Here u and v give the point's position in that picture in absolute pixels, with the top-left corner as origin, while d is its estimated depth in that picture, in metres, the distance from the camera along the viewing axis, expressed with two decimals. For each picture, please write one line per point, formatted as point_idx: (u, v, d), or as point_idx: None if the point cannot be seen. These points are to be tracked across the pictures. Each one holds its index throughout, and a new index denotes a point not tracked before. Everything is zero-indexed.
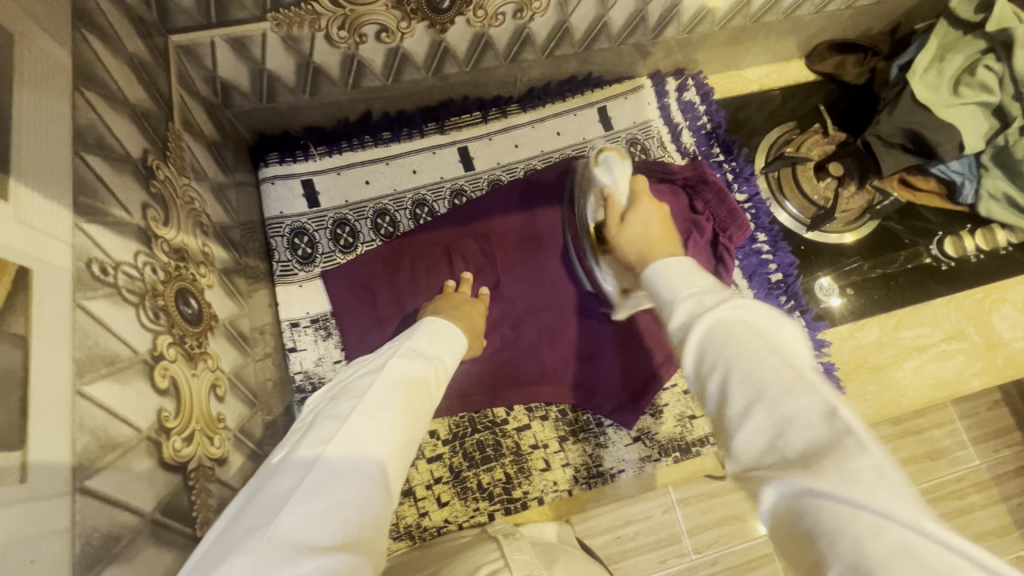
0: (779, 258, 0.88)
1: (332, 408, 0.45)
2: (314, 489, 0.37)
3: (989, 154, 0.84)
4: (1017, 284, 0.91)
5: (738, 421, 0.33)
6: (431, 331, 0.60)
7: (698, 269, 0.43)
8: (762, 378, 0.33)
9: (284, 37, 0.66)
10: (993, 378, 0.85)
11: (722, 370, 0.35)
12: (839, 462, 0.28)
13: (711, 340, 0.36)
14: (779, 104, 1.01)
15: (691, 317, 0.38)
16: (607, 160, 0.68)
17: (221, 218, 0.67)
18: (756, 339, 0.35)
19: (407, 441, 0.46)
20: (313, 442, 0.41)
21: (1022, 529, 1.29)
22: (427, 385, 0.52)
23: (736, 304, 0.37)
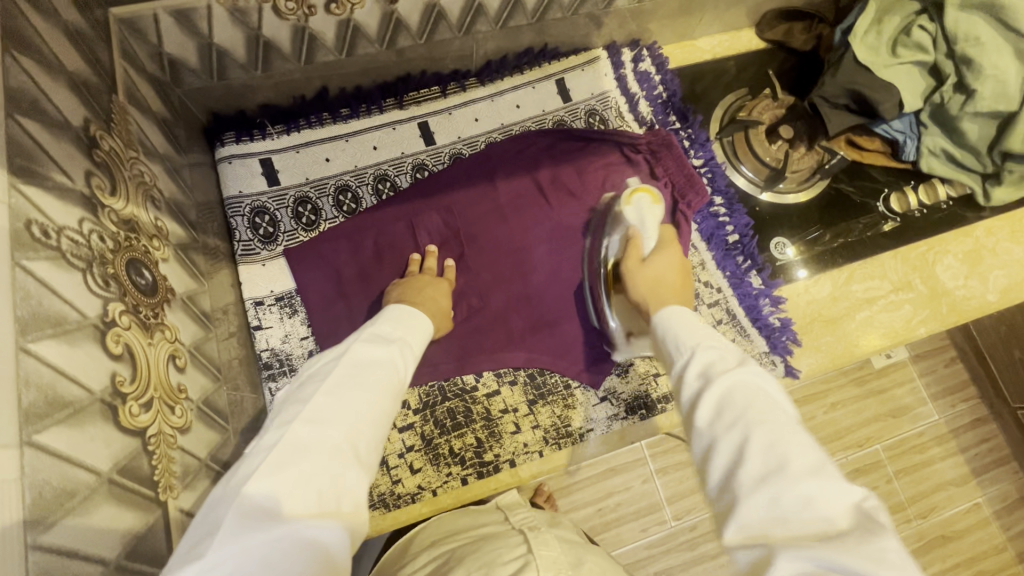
0: (735, 220, 0.92)
1: (294, 392, 0.45)
2: (278, 467, 0.38)
3: (928, 112, 0.89)
4: (959, 237, 0.95)
5: (752, 487, 0.38)
6: (395, 318, 0.58)
7: (706, 327, 0.54)
8: (784, 449, 0.39)
9: (230, 9, 0.65)
10: (938, 325, 0.89)
11: (741, 430, 0.41)
12: (861, 541, 0.33)
13: (728, 401, 0.44)
14: (734, 73, 1.03)
15: (709, 372, 0.47)
16: (639, 201, 0.76)
17: (176, 195, 0.66)
18: (773, 407, 0.43)
19: (382, 416, 0.46)
20: (275, 424, 0.42)
21: (980, 477, 1.36)
22: (396, 361, 0.52)
23: (751, 369, 0.46)
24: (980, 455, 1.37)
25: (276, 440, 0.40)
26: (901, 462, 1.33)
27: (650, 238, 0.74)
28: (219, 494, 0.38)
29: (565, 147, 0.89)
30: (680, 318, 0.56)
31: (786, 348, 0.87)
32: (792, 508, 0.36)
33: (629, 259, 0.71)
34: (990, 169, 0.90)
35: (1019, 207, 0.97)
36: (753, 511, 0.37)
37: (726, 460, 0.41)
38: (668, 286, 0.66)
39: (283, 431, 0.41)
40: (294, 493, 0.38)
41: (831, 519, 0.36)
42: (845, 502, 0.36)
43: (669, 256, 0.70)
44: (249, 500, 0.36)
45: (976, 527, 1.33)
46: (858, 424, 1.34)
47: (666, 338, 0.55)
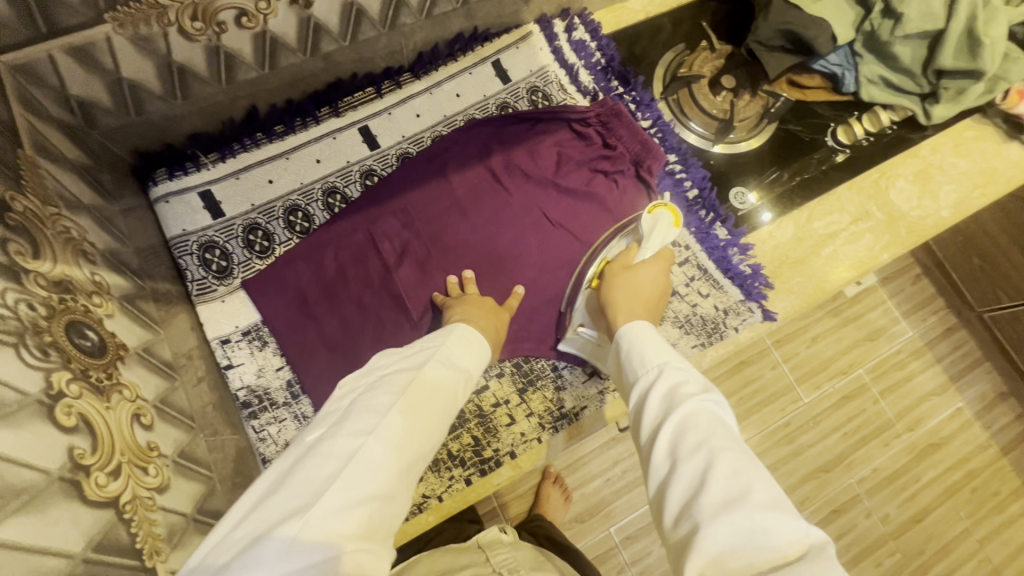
0: (692, 175, 0.92)
1: (370, 400, 0.49)
2: (350, 482, 0.43)
3: (861, 42, 0.90)
4: (907, 159, 0.97)
5: (711, 515, 0.40)
6: (464, 338, 0.61)
7: (668, 347, 0.57)
8: (741, 478, 0.42)
9: (133, 38, 0.60)
10: (900, 248, 0.92)
11: (703, 458, 0.44)
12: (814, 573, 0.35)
13: (688, 425, 0.47)
14: (671, 29, 1.01)
15: (673, 397, 0.50)
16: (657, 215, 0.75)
17: (111, 244, 0.62)
18: (733, 437, 0.46)
19: (432, 444, 0.51)
20: (353, 431, 0.46)
21: (958, 383, 1.42)
22: (456, 386, 0.56)
23: (713, 397, 0.49)
24: (955, 361, 1.43)
25: (352, 450, 0.44)
26: (885, 382, 1.38)
27: (647, 251, 0.74)
28: (289, 488, 0.42)
29: (514, 129, 0.87)
30: (646, 339, 0.59)
31: (760, 293, 0.88)
32: (747, 538, 0.38)
33: (620, 262, 0.72)
34: (927, 90, 0.93)
35: (959, 121, 0.99)
36: (710, 538, 0.39)
37: (685, 486, 0.43)
38: (640, 297, 0.68)
39: (359, 444, 0.45)
40: (355, 513, 0.42)
41: (784, 546, 0.38)
42: (797, 527, 0.39)
43: (655, 276, 0.70)
44: (318, 512, 0.40)
45: (961, 430, 1.39)
46: (840, 352, 1.38)
47: (631, 358, 0.57)
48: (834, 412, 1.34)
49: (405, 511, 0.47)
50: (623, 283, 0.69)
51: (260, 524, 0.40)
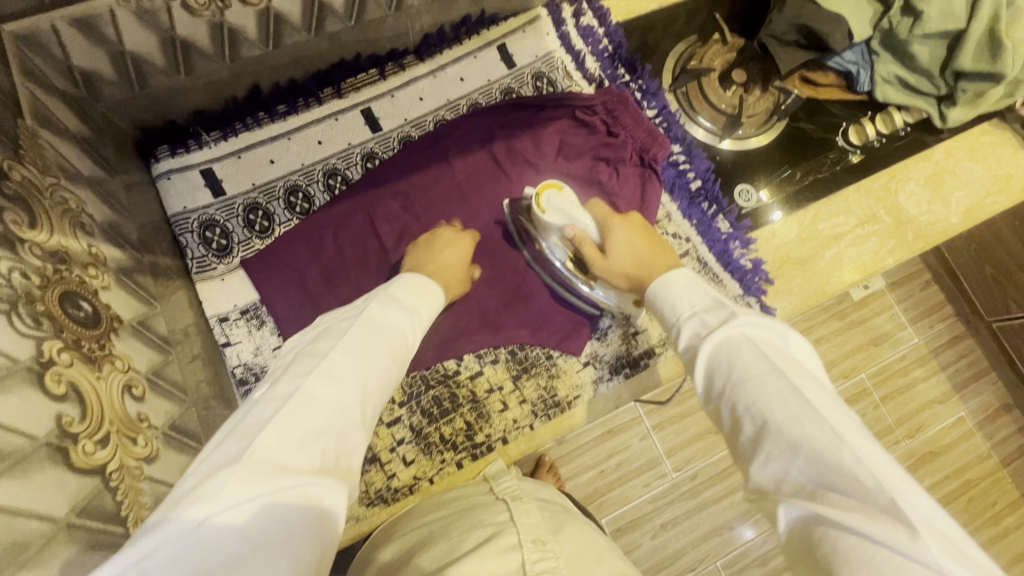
0: (696, 165, 0.90)
1: (311, 348, 0.50)
2: (295, 416, 0.43)
3: (878, 39, 0.88)
4: (920, 162, 0.95)
5: (752, 447, 0.43)
6: (408, 286, 0.62)
7: (693, 285, 0.56)
8: (765, 406, 0.42)
9: (136, 11, 0.60)
10: (905, 253, 0.90)
11: (731, 396, 0.45)
12: (855, 496, 0.36)
13: (714, 361, 0.48)
14: (684, 18, 0.98)
15: (695, 340, 0.51)
16: (549, 200, 0.72)
17: (111, 217, 0.62)
18: (762, 356, 0.45)
19: (383, 385, 0.52)
20: (292, 375, 0.47)
21: (961, 392, 1.40)
22: (402, 331, 0.57)
23: (732, 325, 0.48)
24: (959, 370, 1.41)
25: (294, 390, 0.45)
26: (887, 387, 1.37)
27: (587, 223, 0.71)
28: (232, 432, 0.42)
29: (517, 114, 0.87)
30: (668, 282, 0.58)
31: (759, 289, 0.86)
32: (789, 465, 0.40)
33: (590, 256, 0.70)
34: (944, 92, 0.90)
35: (976, 126, 0.97)
36: (757, 468, 0.42)
37: (727, 421, 0.46)
38: (643, 258, 0.66)
39: (301, 384, 0.46)
40: (303, 443, 0.43)
41: (830, 467, 0.38)
42: (830, 435, 0.39)
43: (622, 232, 0.69)
44: (262, 444, 0.41)
45: (962, 439, 1.38)
46: (842, 355, 1.37)
47: (657, 305, 0.58)
48: None
49: (362, 445, 0.48)
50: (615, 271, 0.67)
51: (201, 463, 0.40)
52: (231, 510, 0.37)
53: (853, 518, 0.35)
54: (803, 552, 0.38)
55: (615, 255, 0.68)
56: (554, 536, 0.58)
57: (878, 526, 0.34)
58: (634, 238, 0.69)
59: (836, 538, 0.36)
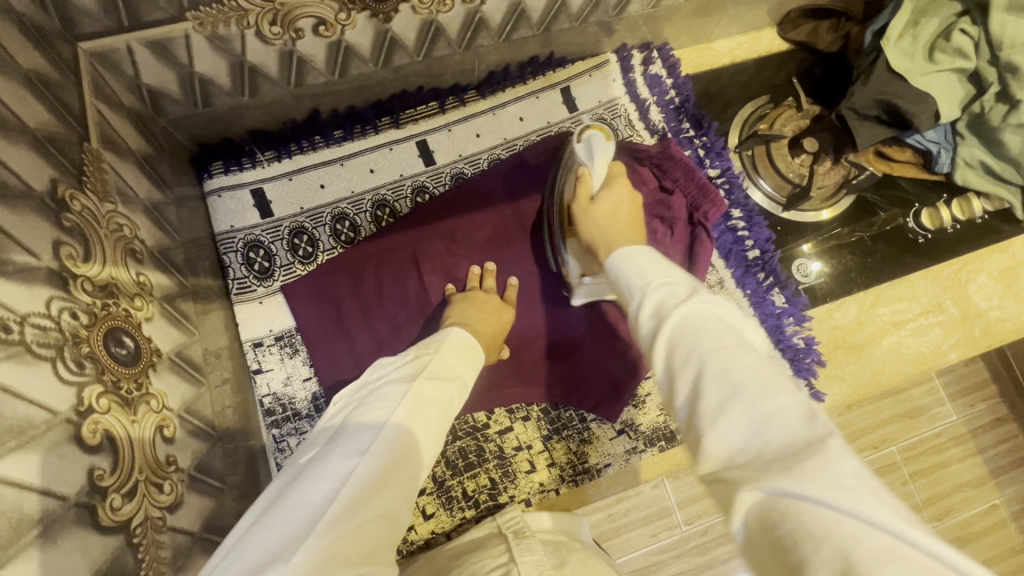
0: (755, 234, 0.86)
1: (365, 415, 0.48)
2: (348, 505, 0.41)
3: (965, 121, 0.82)
4: (994, 253, 0.89)
5: (713, 417, 0.34)
6: (456, 348, 0.60)
7: (662, 262, 0.47)
8: (736, 376, 0.34)
9: (210, 37, 0.60)
10: (970, 349, 0.85)
11: (693, 364, 0.36)
12: (822, 465, 0.29)
13: (680, 334, 0.38)
14: (753, 76, 0.96)
15: (662, 310, 0.41)
16: (591, 138, 0.73)
17: (160, 239, 0.62)
18: (727, 331, 0.38)
19: (429, 459, 0.50)
20: (347, 451, 0.44)
21: (999, 479, 1.32)
22: (451, 399, 0.54)
23: (705, 297, 0.40)
24: (998, 455, 1.33)
25: (349, 471, 0.42)
26: (918, 464, 1.29)
27: (597, 173, 0.71)
28: (285, 517, 0.40)
29: None
30: (635, 256, 0.49)
31: (810, 370, 0.82)
32: (751, 438, 0.32)
33: (579, 199, 0.68)
34: None
35: None
36: (722, 439, 0.33)
37: (686, 393, 0.36)
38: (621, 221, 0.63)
39: (355, 465, 0.43)
40: (355, 535, 0.40)
41: (799, 437, 0.31)
42: (802, 408, 0.32)
43: (619, 192, 0.67)
44: (316, 540, 0.38)
45: (994, 529, 1.30)
46: (875, 425, 1.30)
47: (620, 281, 0.48)
48: None
49: (405, 527, 0.46)
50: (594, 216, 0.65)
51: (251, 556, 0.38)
52: None
53: (815, 486, 0.28)
54: (766, 548, 0.29)
55: (605, 207, 0.65)
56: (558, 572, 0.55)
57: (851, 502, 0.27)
58: (624, 203, 0.66)
59: (804, 513, 0.27)
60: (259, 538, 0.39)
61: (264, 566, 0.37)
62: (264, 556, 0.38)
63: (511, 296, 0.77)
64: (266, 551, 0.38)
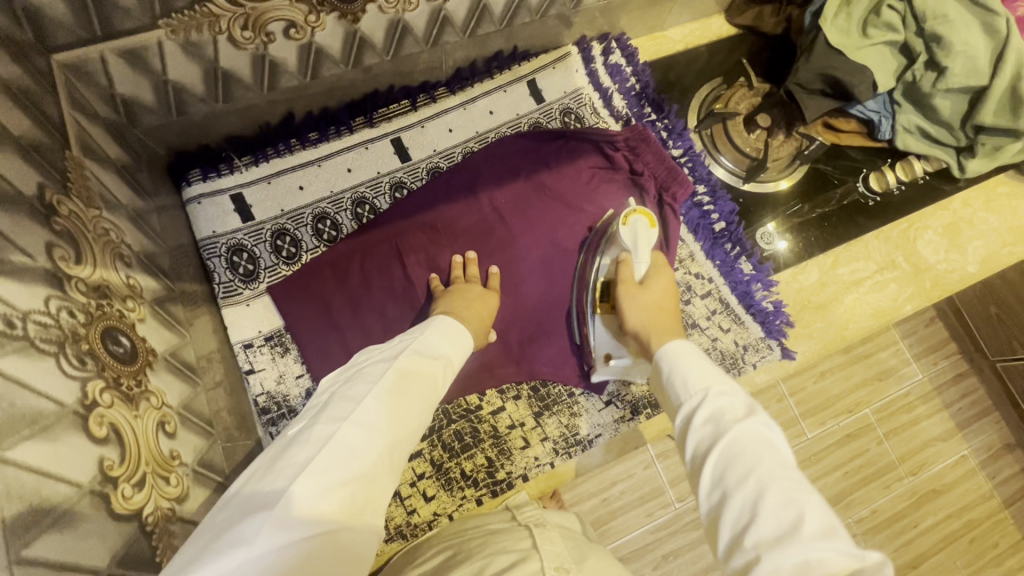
0: (720, 207, 0.91)
1: (349, 389, 0.51)
2: (328, 465, 0.43)
3: (900, 90, 0.89)
4: (937, 211, 0.97)
5: (765, 544, 0.41)
6: (440, 331, 0.63)
7: (716, 371, 0.58)
8: (793, 506, 0.42)
9: (183, 43, 0.61)
10: (923, 301, 0.91)
11: (752, 491, 0.44)
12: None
13: (732, 453, 0.47)
14: (706, 60, 1.01)
15: (720, 424, 0.51)
16: (634, 222, 0.76)
17: (146, 245, 0.62)
18: (779, 462, 0.46)
19: (414, 428, 0.52)
20: (330, 418, 0.47)
21: (964, 431, 1.40)
22: (433, 377, 0.57)
23: (760, 420, 0.50)
24: (962, 409, 1.42)
25: (330, 434, 0.45)
26: (890, 424, 1.37)
27: (641, 261, 0.76)
28: (269, 477, 0.43)
29: (549, 157, 0.88)
30: (686, 358, 0.60)
31: (780, 331, 0.88)
32: (800, 563, 0.39)
33: (626, 279, 0.74)
34: (964, 143, 0.91)
35: (994, 176, 0.98)
36: (768, 560, 0.40)
37: (736, 517, 0.44)
38: (665, 310, 0.71)
39: (336, 429, 0.46)
40: (335, 493, 0.42)
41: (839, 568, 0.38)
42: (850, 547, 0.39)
43: (662, 284, 0.74)
44: (296, 495, 0.41)
45: (964, 478, 1.38)
46: (847, 389, 1.37)
47: (674, 384, 0.58)
48: (836, 450, 1.33)
49: (391, 492, 0.48)
50: (645, 302, 0.71)
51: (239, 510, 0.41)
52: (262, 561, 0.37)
53: None
54: None
55: (651, 295, 0.72)
56: (577, 566, 0.58)
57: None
58: (668, 293, 0.74)
59: None
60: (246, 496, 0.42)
61: (249, 517, 0.40)
62: (250, 509, 0.41)
63: (494, 284, 0.79)
64: (252, 505, 0.41)
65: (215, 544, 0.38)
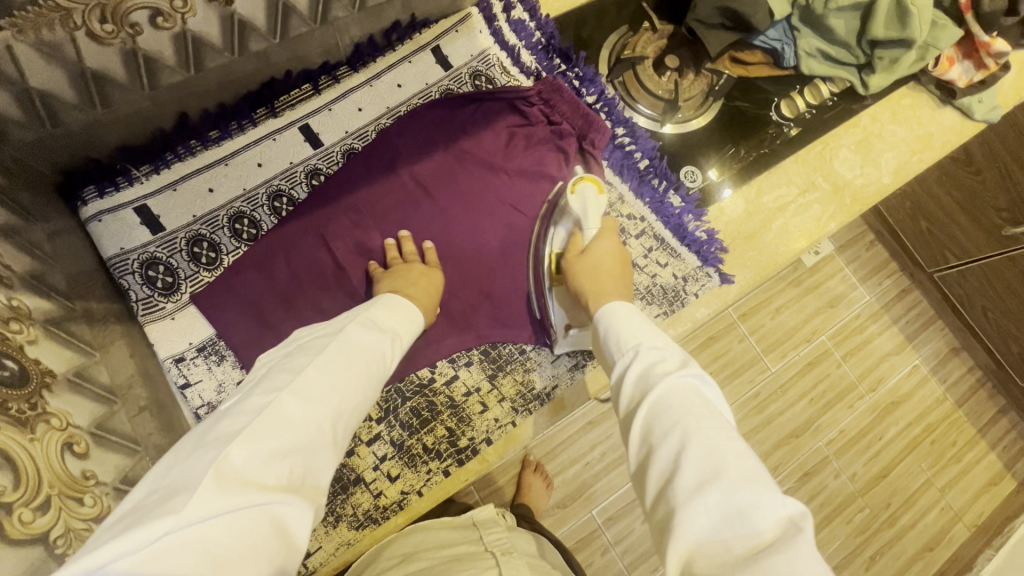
0: (641, 145, 0.92)
1: (287, 361, 0.50)
2: (263, 434, 0.43)
3: (798, 15, 0.92)
4: (849, 129, 0.99)
5: (690, 498, 0.42)
6: (388, 306, 0.63)
7: (647, 325, 0.58)
8: (717, 461, 0.43)
9: (36, 45, 0.56)
10: (846, 217, 0.95)
11: (678, 445, 0.45)
12: (785, 559, 0.36)
13: (660, 408, 0.48)
14: (615, 12, 0.99)
15: (650, 379, 0.51)
16: (583, 189, 0.75)
17: (32, 265, 0.58)
18: (709, 414, 0.46)
19: (359, 401, 0.52)
20: (266, 389, 0.47)
21: (914, 342, 1.47)
22: (382, 350, 0.57)
23: (689, 375, 0.50)
24: (910, 321, 1.48)
25: (265, 404, 0.45)
26: (847, 346, 1.42)
27: (591, 228, 0.74)
28: (197, 450, 0.41)
29: (462, 122, 0.86)
30: (623, 315, 0.60)
31: (716, 258, 0.90)
32: (722, 522, 0.40)
33: (571, 251, 0.73)
34: (863, 60, 0.94)
35: (897, 89, 1.02)
36: (691, 524, 0.41)
37: (662, 469, 0.45)
38: (606, 273, 0.68)
39: (271, 399, 0.45)
40: (271, 463, 0.42)
41: (762, 530, 0.38)
42: (779, 514, 0.39)
43: (606, 245, 0.72)
44: (226, 462, 0.40)
45: (919, 387, 1.45)
46: (802, 320, 1.41)
47: (610, 337, 0.59)
48: (801, 379, 1.38)
49: (334, 466, 0.48)
50: (583, 267, 0.69)
51: (170, 481, 0.39)
52: (193, 526, 0.36)
53: None
54: None
55: (592, 258, 0.70)
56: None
57: None
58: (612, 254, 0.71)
59: None
60: (172, 467, 0.40)
61: (179, 487, 0.38)
62: (181, 478, 0.39)
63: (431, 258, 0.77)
64: (182, 475, 0.39)
65: (133, 518, 0.36)
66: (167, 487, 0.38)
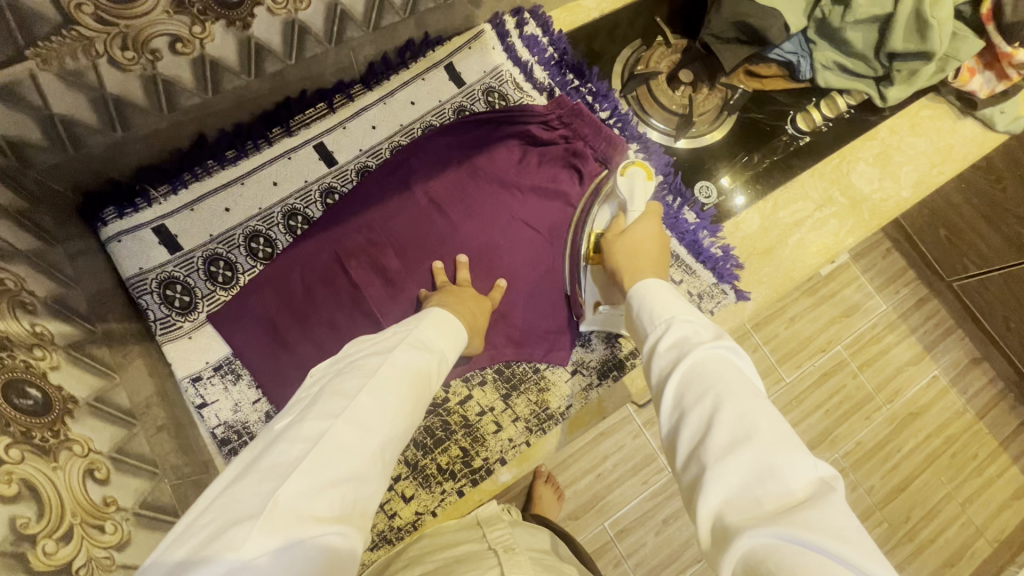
0: (655, 161, 0.93)
1: (340, 382, 0.48)
2: (321, 464, 0.41)
3: (813, 29, 0.91)
4: (867, 141, 0.98)
5: (720, 456, 0.40)
6: (436, 323, 0.61)
7: (682, 301, 0.57)
8: (751, 421, 0.41)
9: (60, 74, 0.57)
10: (864, 231, 0.93)
11: (711, 406, 0.43)
12: (818, 512, 0.35)
13: (694, 373, 0.47)
14: (627, 24, 0.98)
15: (681, 344, 0.50)
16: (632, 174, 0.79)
17: (54, 289, 0.59)
18: (741, 380, 0.45)
19: (407, 427, 0.50)
20: (320, 413, 0.45)
21: (933, 352, 1.44)
22: (430, 372, 0.56)
23: (724, 344, 0.48)
24: (929, 331, 1.45)
25: (322, 432, 0.43)
26: (863, 356, 1.40)
27: (635, 209, 0.77)
28: (253, 479, 0.40)
29: (477, 141, 0.86)
30: (655, 291, 0.59)
31: (732, 275, 0.89)
32: (752, 479, 0.38)
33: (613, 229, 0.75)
34: (881, 73, 0.93)
35: (915, 101, 1.00)
36: (718, 480, 0.39)
37: (694, 431, 0.44)
38: (646, 254, 0.68)
39: (328, 427, 0.43)
40: (328, 496, 0.40)
41: (794, 488, 0.37)
42: (812, 478, 0.38)
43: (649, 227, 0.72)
44: (284, 496, 0.38)
45: (939, 398, 1.42)
46: (817, 330, 1.39)
47: (641, 312, 0.58)
48: (816, 389, 1.36)
49: (383, 492, 0.46)
50: (622, 246, 0.70)
51: (224, 513, 0.37)
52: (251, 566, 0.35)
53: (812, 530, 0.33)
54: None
55: (635, 239, 0.70)
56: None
57: (840, 544, 0.33)
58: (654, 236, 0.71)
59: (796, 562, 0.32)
60: (225, 496, 0.39)
61: (235, 521, 0.37)
62: (238, 511, 0.37)
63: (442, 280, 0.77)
64: (237, 508, 0.38)
65: (191, 553, 0.35)
66: (222, 519, 0.37)
